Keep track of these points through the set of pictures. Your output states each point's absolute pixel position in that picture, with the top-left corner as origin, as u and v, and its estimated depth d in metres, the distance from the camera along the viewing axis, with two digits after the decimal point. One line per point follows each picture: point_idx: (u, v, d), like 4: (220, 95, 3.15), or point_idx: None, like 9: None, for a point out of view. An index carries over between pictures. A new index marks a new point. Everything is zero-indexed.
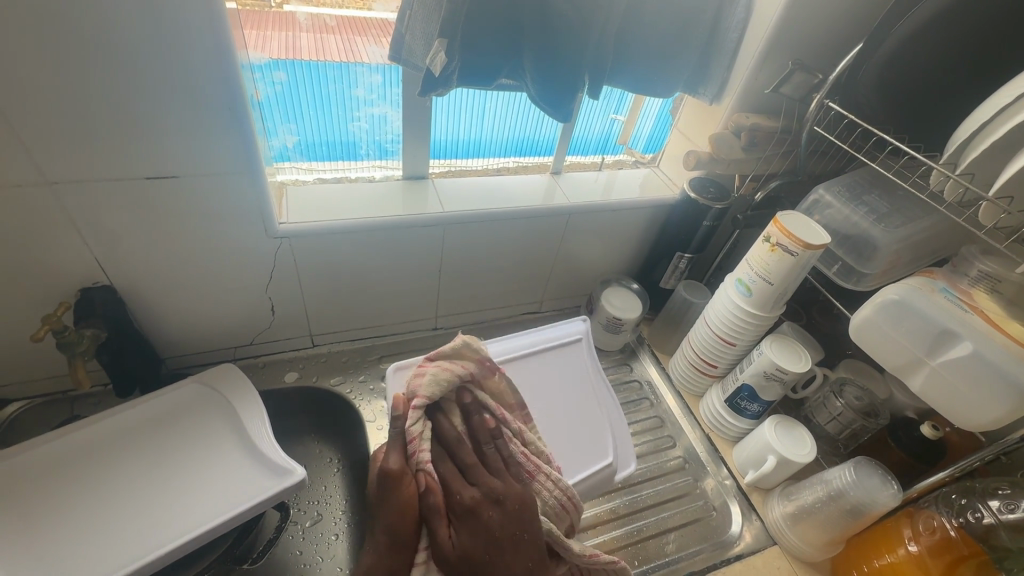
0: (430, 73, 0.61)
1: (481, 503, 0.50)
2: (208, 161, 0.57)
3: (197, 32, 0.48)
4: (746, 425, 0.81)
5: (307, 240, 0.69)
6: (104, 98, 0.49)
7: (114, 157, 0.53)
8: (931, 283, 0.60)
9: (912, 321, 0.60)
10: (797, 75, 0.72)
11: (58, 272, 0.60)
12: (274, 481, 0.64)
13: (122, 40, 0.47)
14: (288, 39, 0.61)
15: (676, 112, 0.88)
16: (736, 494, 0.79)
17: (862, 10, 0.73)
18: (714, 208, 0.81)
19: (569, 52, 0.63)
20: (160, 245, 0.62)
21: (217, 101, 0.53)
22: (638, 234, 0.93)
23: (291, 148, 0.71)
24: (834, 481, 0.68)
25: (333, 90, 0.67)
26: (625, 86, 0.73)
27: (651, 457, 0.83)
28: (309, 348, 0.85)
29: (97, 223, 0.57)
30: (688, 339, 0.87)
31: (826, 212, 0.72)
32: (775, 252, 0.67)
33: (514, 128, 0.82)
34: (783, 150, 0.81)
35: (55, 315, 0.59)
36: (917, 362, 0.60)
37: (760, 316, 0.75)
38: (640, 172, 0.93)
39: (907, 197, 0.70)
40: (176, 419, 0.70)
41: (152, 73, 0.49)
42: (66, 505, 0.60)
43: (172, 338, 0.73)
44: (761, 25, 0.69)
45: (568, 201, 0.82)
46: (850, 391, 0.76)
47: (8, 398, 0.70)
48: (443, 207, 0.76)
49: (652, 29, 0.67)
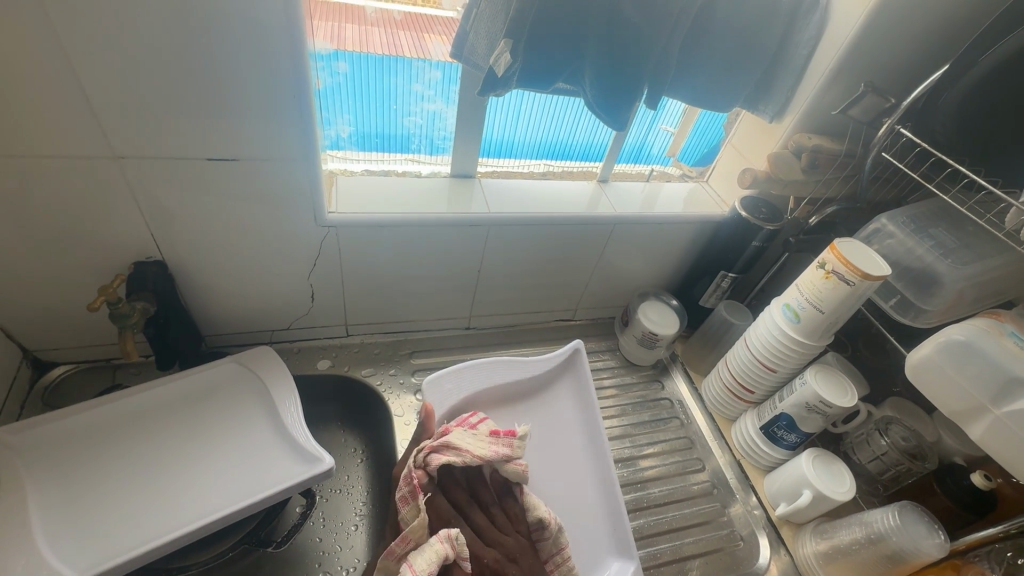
0: (492, 73, 0.61)
1: (500, 563, 0.55)
2: (271, 146, 0.58)
3: (276, 22, 0.49)
4: (782, 455, 0.78)
5: (354, 230, 0.69)
6: (178, 78, 0.50)
7: (180, 135, 0.54)
8: (999, 325, 0.56)
9: (978, 365, 0.56)
10: (868, 98, 0.69)
11: (114, 244, 0.62)
12: (303, 467, 0.64)
13: (200, 24, 0.47)
14: (334, 28, 0.61)
15: (731, 127, 0.86)
16: (765, 526, 0.76)
17: (944, 32, 0.69)
18: (766, 229, 0.79)
19: (634, 59, 0.62)
20: (213, 224, 0.63)
21: (285, 89, 0.54)
22: (681, 249, 0.91)
23: (345, 138, 0.71)
24: (875, 523, 0.66)
25: (393, 83, 0.67)
26: (681, 98, 0.71)
27: (676, 479, 0.81)
28: (343, 337, 0.86)
29: (154, 197, 0.58)
30: (725, 361, 0.84)
31: (886, 242, 0.70)
32: (830, 280, 0.65)
33: (559, 132, 0.81)
34: (844, 174, 0.78)
35: (111, 286, 0.61)
36: (980, 409, 0.57)
37: (807, 345, 0.72)
38: (687, 186, 0.91)
39: (977, 234, 0.66)
40: (210, 396, 0.70)
41: (227, 56, 0.50)
42: (102, 474, 0.61)
43: (216, 316, 0.75)
44: (835, 42, 0.67)
45: (613, 210, 0.81)
46: (896, 431, 0.72)
47: (55, 361, 0.72)
48: (488, 208, 0.75)
49: (720, 40, 0.65)
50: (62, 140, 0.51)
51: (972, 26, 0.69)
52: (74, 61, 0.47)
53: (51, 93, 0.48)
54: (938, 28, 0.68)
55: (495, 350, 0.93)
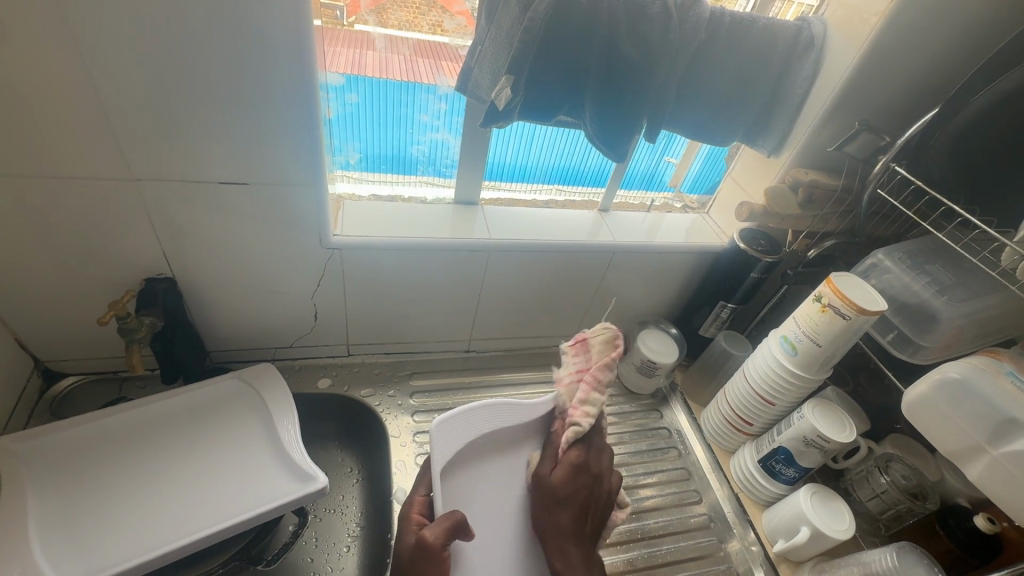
0: (493, 106, 0.63)
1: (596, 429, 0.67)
2: (281, 171, 0.61)
3: (290, 56, 0.52)
4: (780, 490, 0.77)
5: (358, 253, 0.71)
6: (195, 106, 0.53)
7: (196, 159, 0.57)
8: (997, 364, 0.55)
9: (973, 404, 0.56)
10: (863, 135, 0.71)
11: (128, 261, 0.64)
12: (298, 485, 0.64)
13: (217, 60, 0.51)
14: (354, 56, 0.63)
15: (732, 160, 0.88)
16: (763, 563, 0.75)
17: (939, 75, 0.71)
18: (765, 261, 0.80)
19: (633, 94, 0.64)
20: (222, 244, 0.65)
21: (295, 118, 0.57)
22: (681, 278, 0.92)
23: (354, 164, 0.74)
24: (874, 564, 0.65)
25: (401, 113, 0.70)
26: (681, 132, 0.73)
27: (674, 511, 0.80)
28: (344, 356, 0.87)
29: (168, 217, 0.61)
30: (724, 393, 0.84)
31: (883, 277, 0.70)
32: (826, 313, 0.65)
33: (566, 161, 0.82)
34: (842, 210, 0.79)
35: (121, 301, 0.63)
36: (977, 449, 0.56)
37: (805, 378, 0.72)
38: (688, 217, 0.92)
39: (974, 272, 0.66)
40: (210, 411, 0.72)
41: (241, 86, 0.53)
42: (99, 485, 0.62)
43: (222, 333, 0.77)
44: (830, 83, 0.69)
45: (613, 239, 0.82)
46: (896, 468, 0.71)
47: (64, 372, 0.74)
48: (490, 233, 0.77)
49: (717, 78, 0.67)
50: (85, 161, 0.54)
51: (967, 70, 0.71)
52: (101, 91, 0.50)
53: (79, 119, 0.51)
54: (932, 70, 0.70)
55: (494, 374, 0.94)
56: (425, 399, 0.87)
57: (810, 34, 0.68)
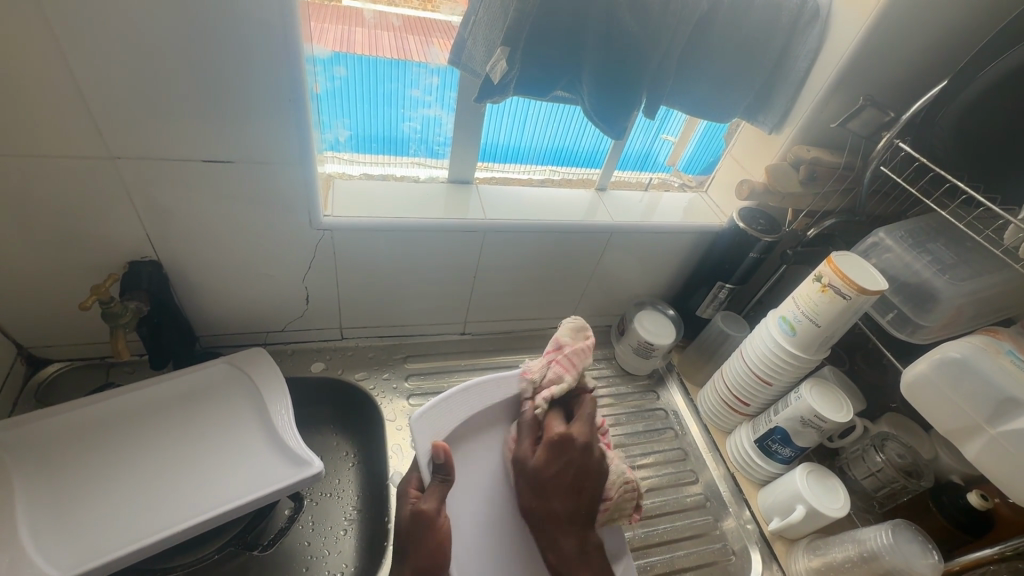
0: (488, 80, 0.61)
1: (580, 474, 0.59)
2: (268, 149, 0.58)
3: (273, 26, 0.49)
4: (776, 469, 0.77)
5: (349, 234, 0.69)
6: (174, 80, 0.50)
7: (177, 135, 0.54)
8: (997, 344, 0.55)
9: (972, 383, 0.56)
10: (867, 112, 0.69)
11: (111, 244, 0.62)
12: (292, 470, 0.63)
13: (196, 31, 0.48)
14: (342, 33, 0.61)
15: (731, 138, 0.86)
16: (758, 541, 0.75)
17: (945, 49, 0.69)
18: (764, 240, 0.79)
19: (633, 67, 0.62)
20: (208, 225, 0.63)
21: (280, 94, 0.54)
22: (679, 258, 0.90)
23: (343, 142, 0.71)
24: (869, 541, 0.65)
25: (391, 88, 0.67)
26: (681, 108, 0.71)
27: (670, 490, 0.80)
28: (338, 340, 0.86)
29: (150, 197, 0.59)
30: (721, 372, 0.84)
31: (884, 256, 0.69)
32: (826, 293, 0.64)
33: (563, 139, 0.80)
34: (843, 187, 0.77)
35: (103, 285, 0.60)
36: (976, 428, 0.56)
37: (802, 358, 0.71)
38: (687, 196, 0.91)
39: (975, 250, 0.66)
40: (202, 396, 0.70)
41: (221, 59, 0.50)
42: (89, 473, 0.61)
43: (211, 317, 0.75)
44: (834, 56, 0.67)
45: (611, 219, 0.81)
46: (891, 447, 0.72)
47: (49, 358, 0.73)
48: (484, 213, 0.75)
49: (720, 50, 0.65)
50: (58, 139, 0.52)
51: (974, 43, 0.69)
52: (73, 65, 0.47)
53: (49, 95, 0.49)
54: (939, 43, 0.68)
55: (489, 357, 0.93)
56: (420, 381, 0.86)
57: (814, 6, 0.66)
